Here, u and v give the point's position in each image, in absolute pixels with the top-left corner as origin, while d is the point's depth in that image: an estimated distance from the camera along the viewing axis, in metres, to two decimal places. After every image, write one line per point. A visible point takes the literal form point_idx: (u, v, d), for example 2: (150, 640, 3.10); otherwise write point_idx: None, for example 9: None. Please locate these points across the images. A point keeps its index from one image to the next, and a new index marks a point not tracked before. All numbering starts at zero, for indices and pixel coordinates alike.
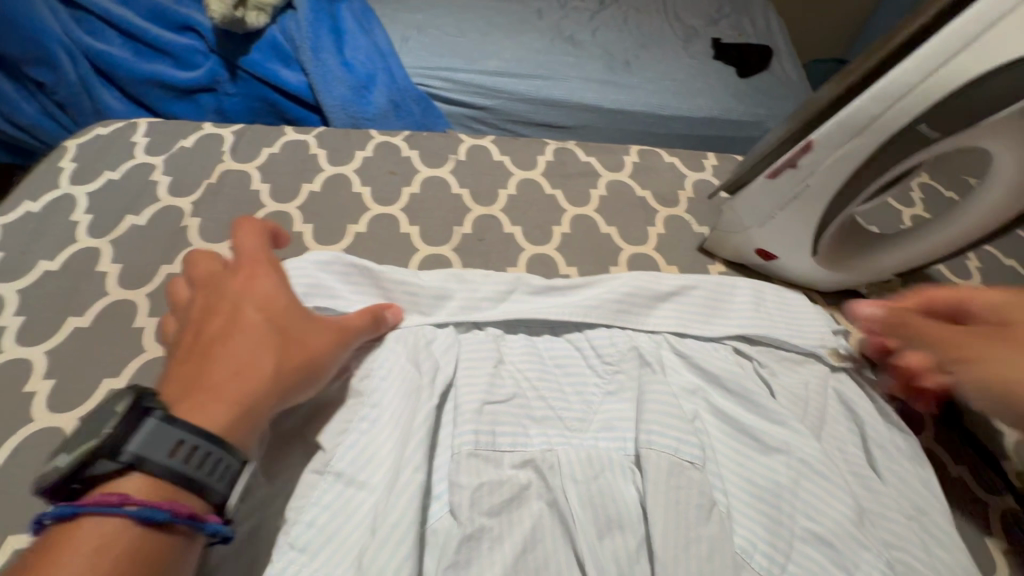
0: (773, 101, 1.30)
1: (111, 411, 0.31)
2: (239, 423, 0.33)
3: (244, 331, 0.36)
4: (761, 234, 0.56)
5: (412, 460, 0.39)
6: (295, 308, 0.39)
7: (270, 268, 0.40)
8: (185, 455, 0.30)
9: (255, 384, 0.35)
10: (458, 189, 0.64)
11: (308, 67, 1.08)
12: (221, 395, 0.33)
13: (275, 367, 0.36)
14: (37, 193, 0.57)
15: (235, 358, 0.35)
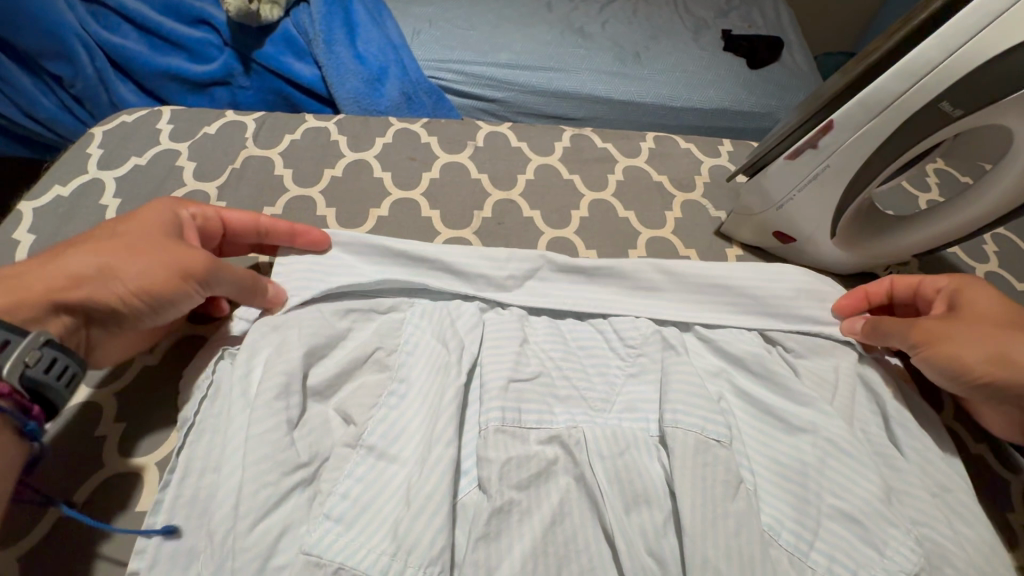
0: (784, 92, 1.30)
1: None
2: (4, 297, 0.34)
3: (91, 237, 0.39)
4: (780, 216, 0.56)
5: (445, 433, 0.39)
6: (153, 229, 0.41)
7: (169, 203, 0.44)
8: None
9: (42, 271, 0.36)
10: (477, 174, 0.64)
11: (321, 60, 1.09)
12: (16, 273, 0.36)
13: (80, 263, 0.37)
14: (66, 178, 0.58)
15: (60, 252, 0.38)
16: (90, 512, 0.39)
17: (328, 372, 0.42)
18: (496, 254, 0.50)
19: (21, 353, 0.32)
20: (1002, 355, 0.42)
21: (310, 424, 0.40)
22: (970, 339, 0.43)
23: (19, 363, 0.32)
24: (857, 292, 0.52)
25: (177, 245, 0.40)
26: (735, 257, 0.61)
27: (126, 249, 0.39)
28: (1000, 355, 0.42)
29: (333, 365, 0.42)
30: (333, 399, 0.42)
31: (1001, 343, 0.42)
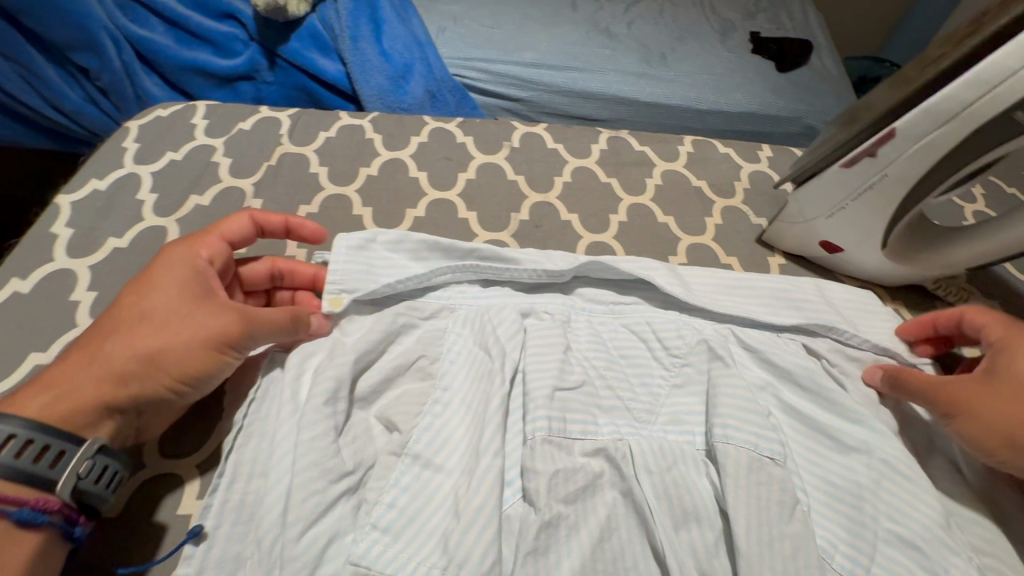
0: (814, 96, 1.27)
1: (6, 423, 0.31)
2: (58, 410, 0.34)
3: (119, 318, 0.38)
4: (827, 225, 0.55)
5: (491, 446, 0.38)
6: (174, 296, 0.39)
7: (180, 254, 0.41)
8: (15, 444, 0.31)
9: (84, 373, 0.36)
10: (513, 176, 0.63)
11: (347, 56, 1.08)
12: (59, 377, 0.35)
13: (117, 356, 0.36)
14: (103, 172, 0.58)
15: (95, 345, 0.37)
16: (132, 514, 0.38)
17: (372, 377, 0.41)
18: (532, 255, 0.49)
19: (74, 465, 0.32)
20: (1014, 430, 0.38)
21: (354, 429, 0.39)
22: (991, 409, 0.39)
23: (72, 477, 0.32)
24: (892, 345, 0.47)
25: (204, 312, 0.38)
26: (777, 265, 0.60)
27: (158, 332, 0.37)
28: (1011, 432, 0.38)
29: (375, 371, 0.42)
30: (376, 405, 0.41)
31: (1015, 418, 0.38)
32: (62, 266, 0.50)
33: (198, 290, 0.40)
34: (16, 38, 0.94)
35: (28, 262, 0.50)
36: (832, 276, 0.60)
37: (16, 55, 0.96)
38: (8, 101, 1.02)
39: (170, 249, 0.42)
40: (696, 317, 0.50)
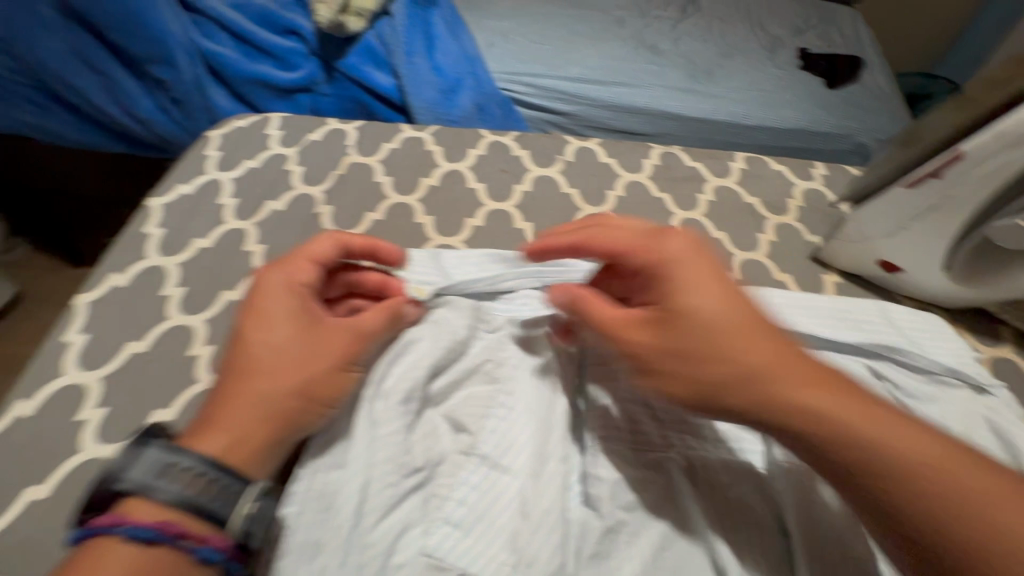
0: (868, 115, 1.26)
1: (187, 456, 0.34)
2: (236, 454, 0.35)
3: (254, 358, 0.39)
4: (890, 245, 0.54)
5: (555, 452, 0.41)
6: (296, 329, 0.40)
7: (278, 284, 0.42)
8: (185, 475, 0.33)
9: (250, 416, 0.37)
10: (568, 189, 0.65)
11: (400, 69, 1.13)
12: (221, 424, 0.36)
13: (273, 396, 0.37)
14: (189, 177, 0.62)
15: (242, 389, 0.38)
16: None
17: (442, 381, 0.44)
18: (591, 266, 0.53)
19: (243, 506, 0.34)
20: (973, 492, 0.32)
21: (423, 427, 0.41)
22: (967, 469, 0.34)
23: (242, 518, 0.34)
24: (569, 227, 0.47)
25: (328, 338, 0.41)
26: (833, 284, 0.59)
27: (302, 366, 0.39)
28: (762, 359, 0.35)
29: (442, 376, 0.44)
30: (443, 404, 0.43)
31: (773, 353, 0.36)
32: (155, 262, 0.54)
33: (311, 319, 0.41)
34: (102, 53, 1.03)
35: (123, 258, 0.54)
36: (890, 297, 0.59)
37: (102, 67, 1.03)
38: (88, 108, 1.07)
39: (265, 278, 0.42)
40: None
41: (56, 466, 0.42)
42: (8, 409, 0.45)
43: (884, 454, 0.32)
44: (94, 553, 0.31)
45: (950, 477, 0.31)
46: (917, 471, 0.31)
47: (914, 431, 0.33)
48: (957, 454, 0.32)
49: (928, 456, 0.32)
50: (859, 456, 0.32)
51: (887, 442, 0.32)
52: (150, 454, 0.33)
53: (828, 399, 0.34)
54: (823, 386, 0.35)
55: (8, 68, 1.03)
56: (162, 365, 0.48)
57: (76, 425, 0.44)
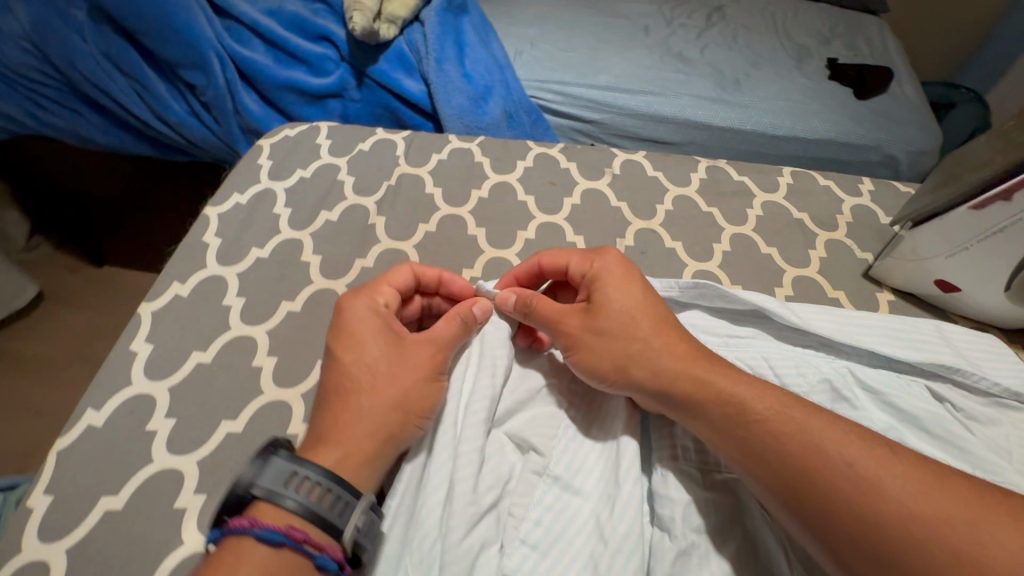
0: (900, 128, 1.18)
1: (308, 467, 0.36)
2: (349, 467, 0.38)
3: (350, 377, 0.42)
4: (945, 264, 0.54)
5: (630, 473, 0.41)
6: (383, 348, 0.44)
7: (360, 309, 0.45)
8: (306, 485, 0.35)
9: (355, 431, 0.40)
10: (617, 203, 0.65)
11: (430, 76, 1.05)
12: (330, 437, 0.40)
13: (373, 411, 0.41)
14: (243, 187, 0.63)
15: (346, 405, 0.41)
16: None
17: (507, 400, 0.44)
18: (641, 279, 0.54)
19: (354, 519, 0.36)
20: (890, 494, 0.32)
21: (493, 448, 0.42)
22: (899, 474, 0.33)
23: (354, 530, 0.35)
24: (506, 280, 0.54)
25: (413, 353, 0.44)
26: (887, 302, 0.59)
27: (394, 380, 0.42)
28: (706, 391, 0.40)
29: (508, 393, 0.45)
30: (507, 424, 0.44)
31: (711, 380, 0.40)
32: (215, 272, 0.55)
33: (393, 337, 0.45)
34: (132, 55, 0.95)
35: (184, 268, 0.55)
36: (945, 316, 0.58)
37: (131, 70, 0.96)
38: (117, 111, 1.03)
39: (347, 306, 0.46)
40: (810, 351, 0.52)
41: (130, 475, 0.43)
42: (80, 417, 0.45)
43: (828, 482, 0.33)
44: (232, 551, 0.34)
45: (889, 502, 0.31)
46: (862, 493, 0.32)
47: (870, 457, 0.33)
48: (911, 478, 0.32)
49: (857, 474, 0.33)
50: (801, 483, 0.34)
51: (829, 470, 0.33)
52: (278, 463, 0.36)
53: (777, 426, 0.37)
54: (775, 418, 0.37)
55: (34, 67, 0.97)
56: (228, 375, 0.48)
57: (148, 434, 0.45)
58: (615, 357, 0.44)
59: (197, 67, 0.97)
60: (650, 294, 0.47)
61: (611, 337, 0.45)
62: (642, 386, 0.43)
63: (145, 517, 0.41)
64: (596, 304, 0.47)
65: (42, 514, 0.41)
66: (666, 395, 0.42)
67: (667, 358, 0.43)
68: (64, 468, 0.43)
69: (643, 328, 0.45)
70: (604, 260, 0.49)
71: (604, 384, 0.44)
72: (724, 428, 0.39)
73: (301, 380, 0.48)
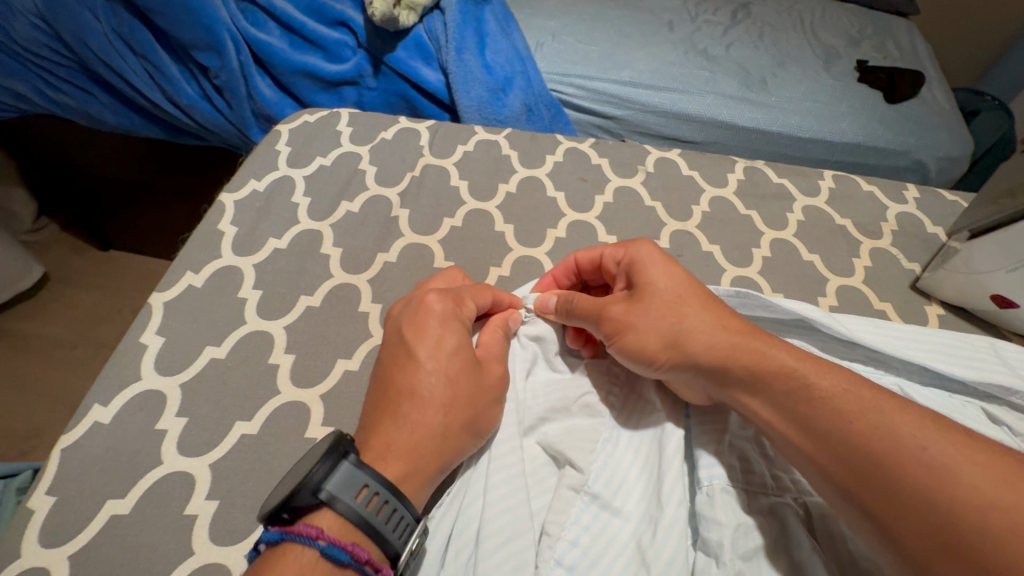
0: (929, 132, 1.11)
1: (376, 481, 0.34)
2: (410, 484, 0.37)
3: (423, 386, 0.40)
4: (1004, 279, 0.50)
5: (674, 494, 0.37)
6: (462, 360, 0.41)
7: (445, 316, 0.43)
8: (373, 503, 0.33)
9: (428, 448, 0.38)
10: (651, 202, 0.62)
11: (449, 66, 1.00)
12: (395, 448, 0.37)
13: (447, 430, 0.39)
14: (261, 173, 0.60)
15: (417, 415, 0.38)
16: None
17: (539, 406, 0.43)
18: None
19: (411, 543, 0.35)
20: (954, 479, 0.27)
21: (530, 457, 0.41)
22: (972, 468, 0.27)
23: (410, 555, 0.34)
24: (543, 280, 0.51)
25: (490, 373, 0.42)
26: (936, 316, 0.56)
27: (470, 398, 0.40)
28: (763, 364, 0.36)
29: (541, 398, 0.43)
30: (540, 433, 0.42)
31: (770, 353, 0.37)
32: (230, 262, 0.52)
33: (472, 351, 0.42)
34: (144, 34, 0.91)
35: (198, 257, 0.53)
36: (999, 333, 0.55)
37: (143, 50, 0.92)
38: (129, 92, 0.99)
39: (429, 309, 0.43)
40: (858, 365, 0.49)
41: (137, 478, 0.40)
42: (85, 413, 0.43)
43: (896, 461, 0.29)
44: (285, 558, 0.32)
45: (971, 485, 0.27)
46: (941, 473, 0.28)
47: (948, 441, 0.29)
48: (1000, 467, 0.27)
49: (932, 457, 0.28)
50: (866, 460, 0.30)
51: (902, 450, 0.29)
52: (344, 471, 0.34)
53: (840, 402, 0.32)
54: (841, 395, 0.33)
55: (45, 44, 0.94)
56: (243, 373, 0.45)
57: (157, 434, 0.42)
58: (666, 334, 0.41)
59: (211, 49, 0.93)
60: (694, 280, 0.44)
61: (657, 316, 0.42)
62: (693, 365, 0.39)
63: (152, 524, 0.38)
64: (640, 288, 0.44)
65: (43, 516, 0.38)
66: (723, 374, 0.38)
67: (720, 333, 0.39)
68: (68, 467, 0.40)
69: (692, 306, 0.41)
70: (640, 247, 0.46)
71: (652, 365, 0.41)
72: (783, 404, 0.35)
73: (320, 381, 0.45)
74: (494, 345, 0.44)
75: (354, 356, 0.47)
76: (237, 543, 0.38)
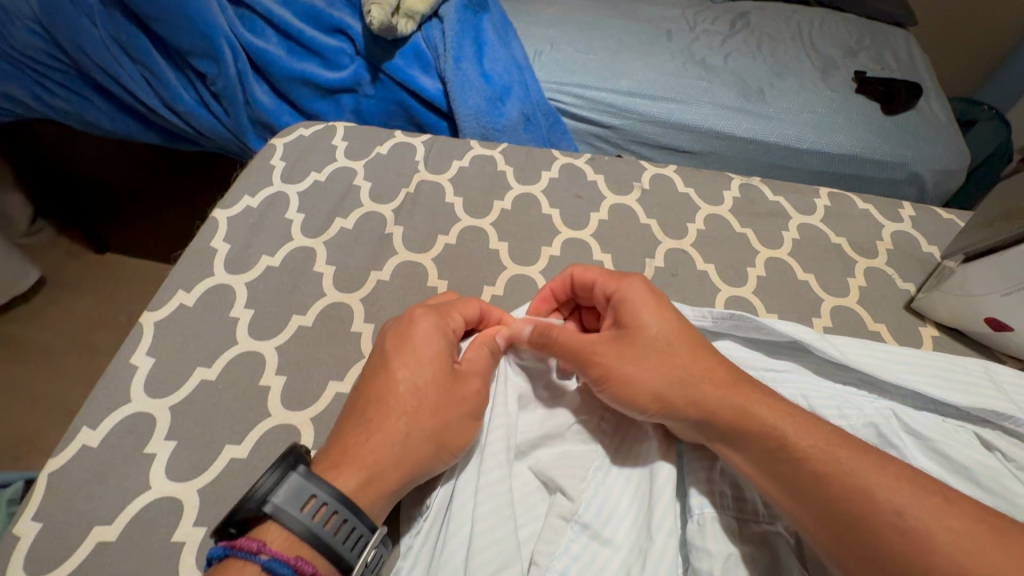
0: (925, 144, 1.11)
1: (323, 490, 0.34)
2: (366, 493, 0.37)
3: (395, 395, 0.40)
4: (999, 303, 0.50)
5: (664, 524, 0.37)
6: (435, 370, 0.41)
7: (429, 324, 0.44)
8: (322, 514, 0.34)
9: (387, 457, 0.38)
10: (646, 220, 0.62)
11: (447, 75, 1.00)
12: (354, 457, 0.38)
13: (409, 440, 0.39)
14: (255, 189, 0.60)
15: (383, 423, 0.39)
16: None
17: (530, 432, 0.42)
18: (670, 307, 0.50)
19: (365, 555, 0.35)
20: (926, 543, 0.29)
21: (520, 483, 0.40)
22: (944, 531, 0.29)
23: (363, 566, 0.35)
24: (541, 293, 0.51)
25: (462, 385, 0.42)
26: (930, 338, 0.56)
27: (436, 411, 0.40)
28: (749, 424, 0.36)
29: (532, 426, 0.42)
30: (531, 457, 0.42)
31: (755, 412, 0.37)
32: (223, 280, 0.52)
33: (449, 362, 0.42)
34: (142, 41, 0.90)
35: (191, 275, 0.52)
36: (993, 356, 0.55)
37: (140, 57, 0.92)
38: (126, 98, 0.99)
39: (415, 317, 0.44)
40: (851, 389, 0.48)
41: (125, 503, 0.40)
42: (74, 435, 0.43)
43: (873, 527, 0.30)
44: (228, 574, 0.32)
45: (942, 550, 0.28)
46: (916, 537, 0.29)
47: (922, 502, 0.30)
48: (970, 532, 0.28)
49: (908, 523, 0.29)
50: (845, 524, 0.31)
51: (879, 513, 0.30)
52: (289, 481, 0.34)
53: (821, 460, 0.33)
54: (820, 456, 0.33)
55: (41, 49, 0.93)
56: (234, 395, 0.45)
57: (146, 458, 0.42)
58: (656, 386, 0.40)
59: (208, 55, 0.93)
60: (685, 323, 0.43)
61: (645, 365, 0.41)
62: (681, 417, 0.39)
63: (140, 550, 0.38)
64: (628, 331, 0.43)
65: (30, 541, 0.38)
66: (712, 428, 0.38)
67: (710, 386, 0.39)
68: (55, 491, 0.40)
69: (680, 356, 0.41)
70: (631, 284, 0.45)
71: (637, 414, 0.41)
72: (766, 463, 0.35)
73: (311, 403, 0.45)
74: (478, 362, 0.43)
75: (346, 378, 0.47)
76: None
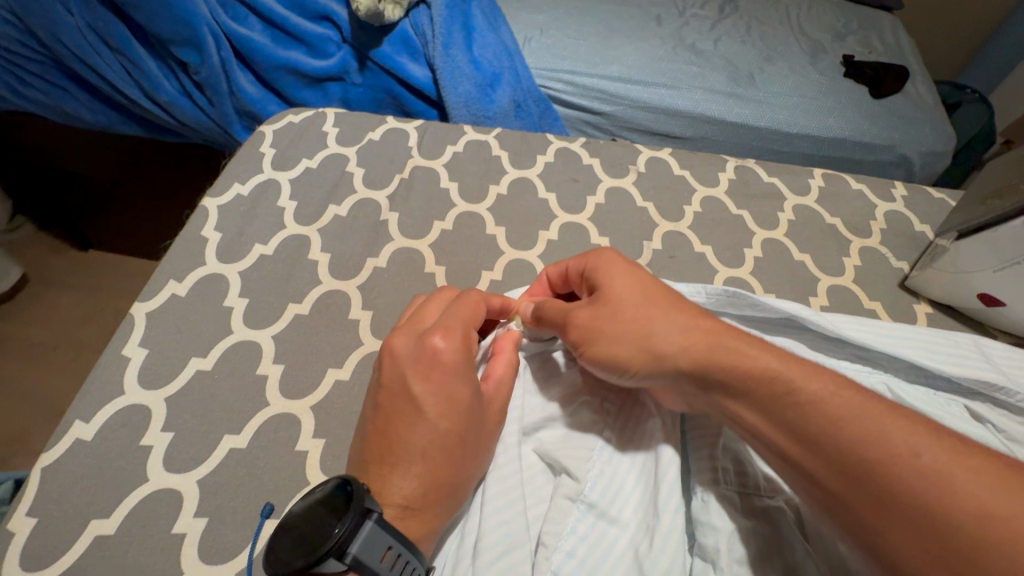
0: (913, 126, 1.12)
1: (399, 541, 0.33)
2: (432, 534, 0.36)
3: (436, 442, 0.37)
4: (990, 279, 0.50)
5: (670, 502, 0.37)
6: (471, 410, 0.39)
7: (456, 360, 0.40)
8: (397, 566, 0.33)
9: (446, 501, 0.37)
10: (642, 203, 0.62)
11: (435, 62, 0.98)
12: (417, 509, 0.36)
13: (462, 482, 0.38)
14: (245, 176, 0.59)
15: (434, 471, 0.37)
16: None
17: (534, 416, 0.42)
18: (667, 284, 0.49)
19: None
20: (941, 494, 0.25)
21: (527, 464, 0.41)
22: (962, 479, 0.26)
23: None
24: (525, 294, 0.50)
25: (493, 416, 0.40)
26: (924, 315, 0.57)
27: (479, 449, 0.39)
28: (748, 367, 0.33)
29: (536, 408, 0.43)
30: (535, 440, 0.42)
31: (749, 354, 0.34)
32: (215, 270, 0.51)
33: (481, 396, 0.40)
34: (120, 29, 0.87)
35: (182, 265, 0.51)
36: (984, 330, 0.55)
37: (118, 45, 0.88)
38: (104, 86, 0.96)
39: (434, 352, 0.40)
40: (846, 363, 0.48)
41: (122, 497, 0.39)
42: (67, 429, 0.42)
43: (889, 468, 0.27)
44: None
45: (963, 494, 0.25)
46: (936, 485, 0.26)
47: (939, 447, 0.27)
48: (991, 475, 0.26)
49: (926, 464, 0.26)
50: (854, 466, 0.28)
51: (893, 451, 0.27)
52: (368, 533, 0.32)
53: (835, 408, 0.29)
54: (831, 400, 0.30)
55: (15, 39, 0.90)
56: (230, 385, 0.44)
57: (142, 450, 0.41)
58: (636, 341, 0.39)
59: (189, 45, 0.90)
60: (654, 279, 0.42)
61: (628, 323, 0.39)
62: (677, 365, 0.37)
63: (140, 544, 0.37)
64: (602, 292, 0.42)
65: (25, 538, 0.37)
66: (710, 380, 0.35)
67: (690, 335, 0.37)
68: (50, 486, 0.39)
69: (658, 310, 0.39)
70: (601, 255, 0.45)
71: (627, 374, 0.39)
72: (771, 407, 0.32)
73: (311, 391, 0.44)
74: (504, 378, 0.42)
75: (345, 364, 0.46)
76: (228, 563, 0.37)
